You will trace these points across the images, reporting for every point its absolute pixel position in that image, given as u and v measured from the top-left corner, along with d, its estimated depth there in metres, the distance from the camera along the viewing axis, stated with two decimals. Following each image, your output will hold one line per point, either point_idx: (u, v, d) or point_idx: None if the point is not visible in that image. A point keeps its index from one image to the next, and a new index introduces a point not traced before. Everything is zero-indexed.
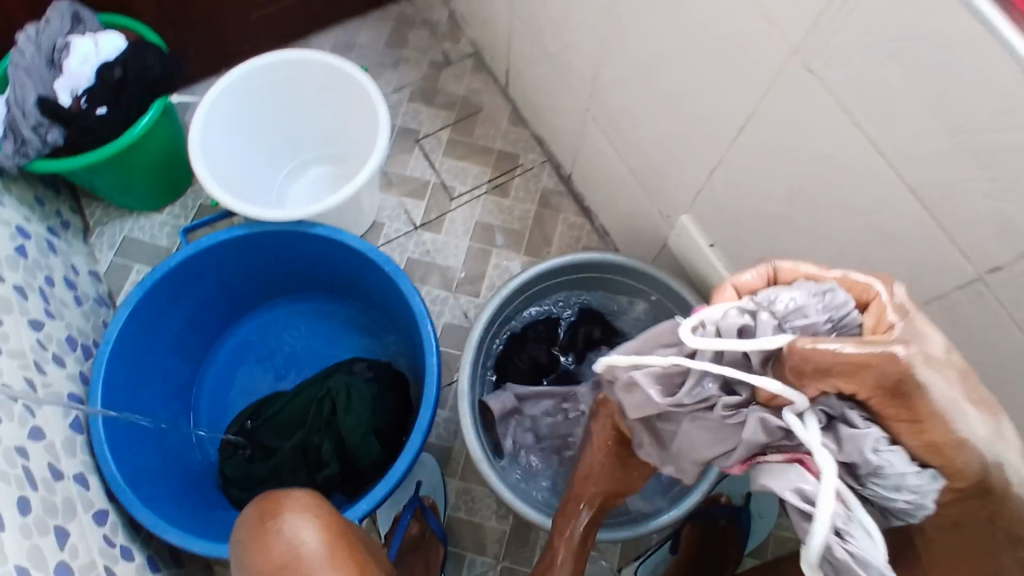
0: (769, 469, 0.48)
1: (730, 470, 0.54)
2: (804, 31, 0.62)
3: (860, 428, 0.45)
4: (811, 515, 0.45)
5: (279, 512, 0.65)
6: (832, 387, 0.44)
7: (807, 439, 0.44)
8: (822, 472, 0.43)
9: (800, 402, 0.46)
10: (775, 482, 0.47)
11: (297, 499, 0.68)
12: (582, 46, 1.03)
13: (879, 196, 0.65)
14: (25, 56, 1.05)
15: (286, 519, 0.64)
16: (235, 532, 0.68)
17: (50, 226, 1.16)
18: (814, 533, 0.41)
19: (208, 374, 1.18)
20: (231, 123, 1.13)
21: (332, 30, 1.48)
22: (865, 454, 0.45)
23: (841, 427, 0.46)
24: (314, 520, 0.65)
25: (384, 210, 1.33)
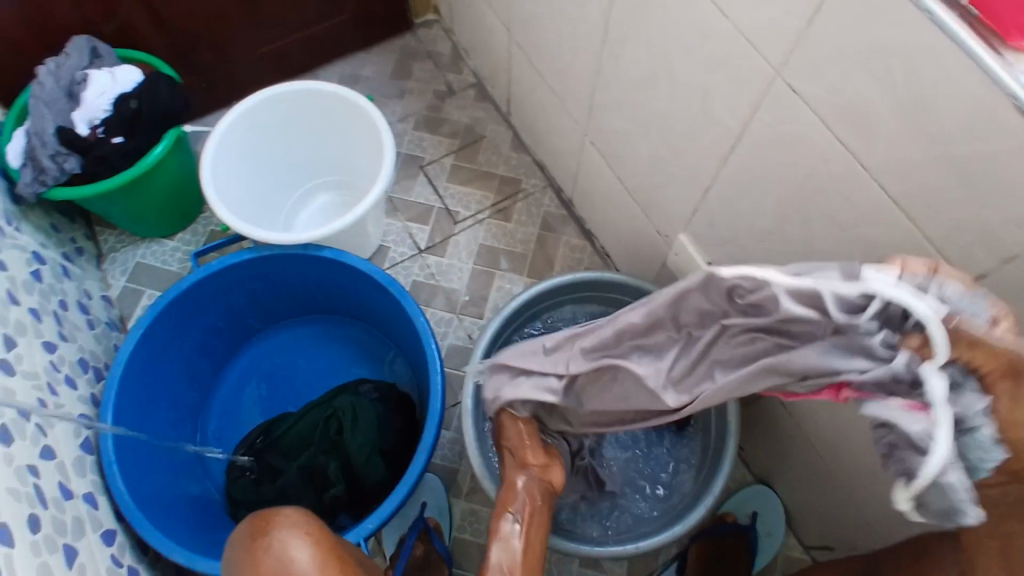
0: (872, 403, 0.48)
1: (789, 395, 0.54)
2: (786, 52, 0.65)
3: (975, 403, 0.44)
4: (919, 450, 0.45)
5: (268, 530, 0.66)
6: (966, 356, 0.44)
7: (933, 393, 0.44)
8: (936, 422, 0.44)
9: (934, 365, 0.44)
10: (875, 408, 0.47)
11: (287, 516, 0.68)
12: (579, 72, 1.07)
13: (865, 209, 0.67)
14: (45, 88, 1.09)
15: (275, 536, 0.65)
16: (232, 547, 0.69)
17: (65, 252, 1.20)
18: (928, 464, 0.44)
19: (217, 397, 1.20)
20: (242, 153, 1.17)
21: (339, 62, 1.53)
22: (968, 414, 0.45)
23: (961, 392, 0.45)
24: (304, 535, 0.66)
25: (389, 235, 1.36)
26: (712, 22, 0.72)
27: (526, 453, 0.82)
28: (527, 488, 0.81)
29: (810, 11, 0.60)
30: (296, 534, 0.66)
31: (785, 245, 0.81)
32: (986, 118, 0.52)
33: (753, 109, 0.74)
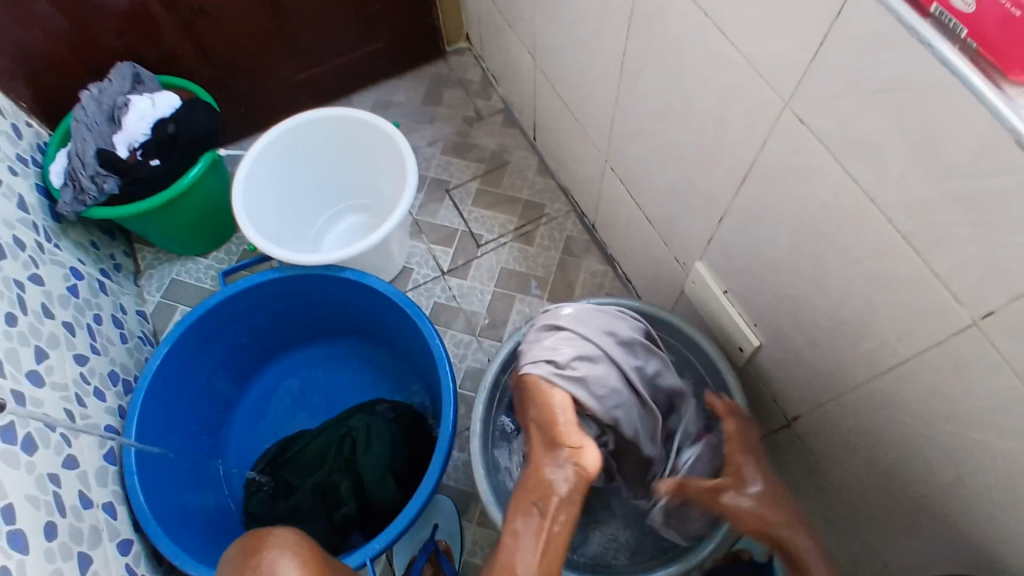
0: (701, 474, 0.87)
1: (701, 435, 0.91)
2: (794, 84, 0.65)
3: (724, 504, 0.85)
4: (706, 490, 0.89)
5: (260, 549, 0.67)
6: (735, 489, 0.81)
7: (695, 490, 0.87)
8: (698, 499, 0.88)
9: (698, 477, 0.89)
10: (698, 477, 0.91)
11: (280, 537, 0.69)
12: (599, 101, 1.08)
13: (874, 243, 0.65)
14: (88, 113, 1.16)
15: (267, 555, 0.67)
16: (226, 561, 0.71)
17: (102, 269, 1.27)
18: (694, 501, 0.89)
19: (241, 411, 1.23)
20: (273, 176, 1.21)
21: (373, 89, 1.58)
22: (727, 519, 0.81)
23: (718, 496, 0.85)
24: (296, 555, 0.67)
25: (413, 257, 1.39)
26: (722, 53, 0.73)
27: (554, 423, 0.77)
28: (558, 472, 0.72)
29: (815, 43, 0.60)
30: (289, 556, 0.67)
31: (799, 277, 0.79)
32: (989, 151, 0.50)
33: (764, 140, 0.73)
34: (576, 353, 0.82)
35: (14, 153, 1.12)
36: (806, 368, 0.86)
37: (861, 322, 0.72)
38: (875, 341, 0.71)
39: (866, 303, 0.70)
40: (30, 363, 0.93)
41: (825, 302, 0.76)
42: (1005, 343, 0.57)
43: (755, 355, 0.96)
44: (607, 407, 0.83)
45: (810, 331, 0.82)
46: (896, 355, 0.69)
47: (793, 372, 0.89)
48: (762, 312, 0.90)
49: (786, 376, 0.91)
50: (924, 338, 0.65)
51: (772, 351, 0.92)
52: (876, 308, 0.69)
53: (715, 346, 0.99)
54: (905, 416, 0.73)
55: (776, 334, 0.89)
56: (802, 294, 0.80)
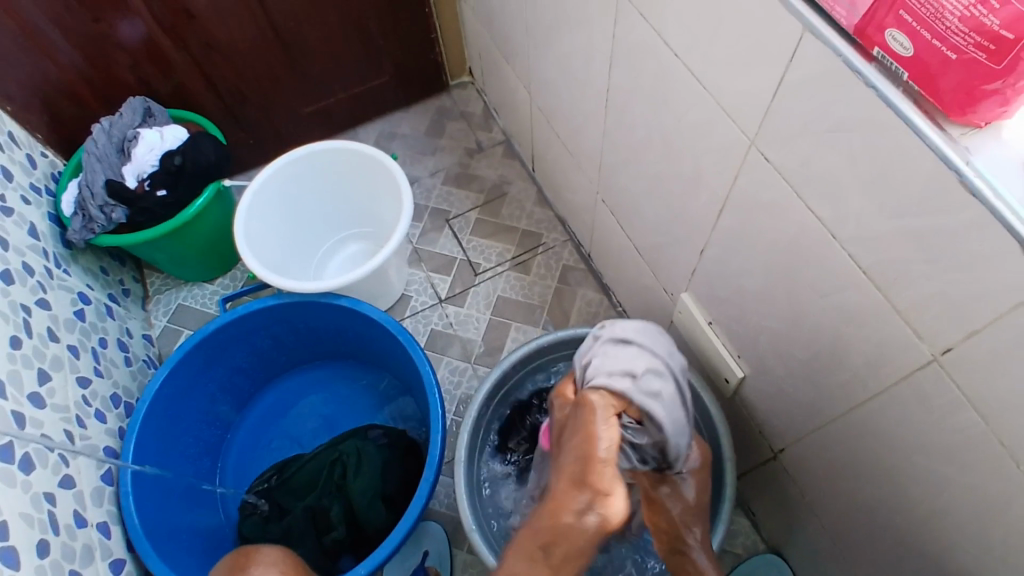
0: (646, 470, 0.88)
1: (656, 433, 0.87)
2: (758, 122, 0.67)
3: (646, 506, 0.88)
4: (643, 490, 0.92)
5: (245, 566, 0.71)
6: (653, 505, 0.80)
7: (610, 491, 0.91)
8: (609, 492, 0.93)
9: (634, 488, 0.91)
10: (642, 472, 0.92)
11: (264, 556, 0.72)
12: (589, 134, 1.11)
13: (840, 277, 0.66)
14: (98, 145, 1.22)
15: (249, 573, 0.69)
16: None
17: (111, 293, 1.31)
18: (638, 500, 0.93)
19: (240, 434, 1.26)
20: (276, 205, 1.26)
21: (378, 120, 1.63)
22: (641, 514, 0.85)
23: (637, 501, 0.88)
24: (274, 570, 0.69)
25: (412, 284, 1.41)
26: (693, 91, 0.75)
27: (592, 456, 0.64)
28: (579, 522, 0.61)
29: (775, 83, 0.62)
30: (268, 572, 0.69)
31: (776, 309, 0.80)
32: (937, 192, 0.52)
33: (735, 175, 0.75)
34: (648, 367, 0.73)
35: (28, 182, 1.17)
36: (787, 399, 0.86)
37: (833, 354, 0.73)
38: (846, 372, 0.72)
39: (837, 336, 0.71)
40: (33, 385, 0.97)
41: (801, 333, 0.77)
42: (965, 379, 0.58)
43: (740, 386, 0.96)
44: (675, 435, 0.73)
45: (788, 362, 0.82)
46: (870, 386, 0.69)
47: (775, 403, 0.89)
48: (745, 343, 0.91)
49: (769, 407, 0.91)
50: (891, 371, 0.65)
51: (755, 382, 0.92)
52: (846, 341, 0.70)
53: (701, 376, 0.99)
54: (879, 449, 0.73)
55: (758, 365, 0.90)
56: (778, 325, 0.81)
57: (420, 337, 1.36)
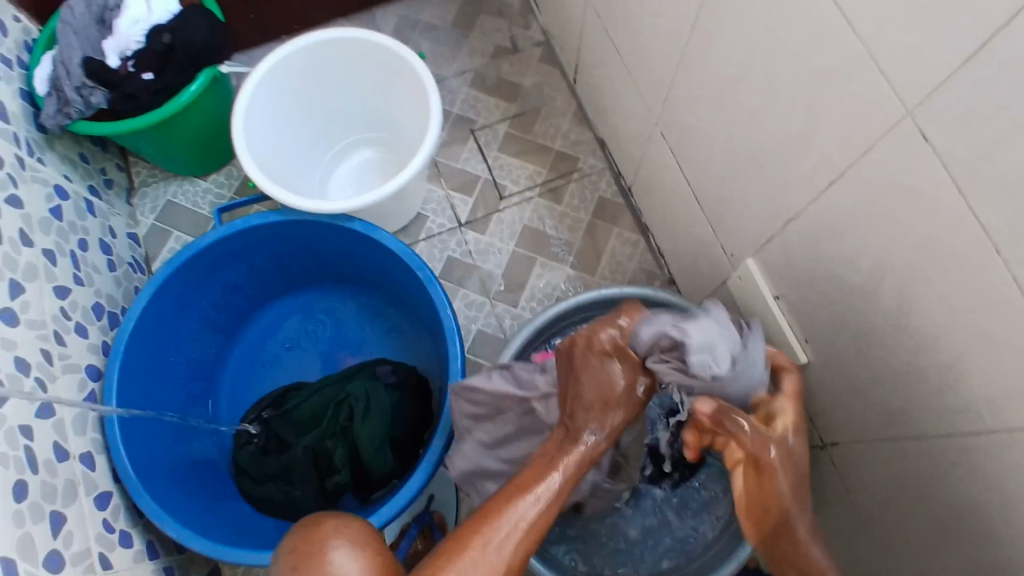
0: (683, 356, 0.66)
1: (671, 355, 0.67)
2: (927, 91, 0.53)
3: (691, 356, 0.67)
4: None
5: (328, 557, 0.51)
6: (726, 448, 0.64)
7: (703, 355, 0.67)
8: None
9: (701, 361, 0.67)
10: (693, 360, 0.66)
11: (352, 541, 0.52)
12: (659, 55, 0.93)
13: (987, 298, 0.56)
14: (76, 14, 1.04)
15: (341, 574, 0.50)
16: (279, 549, 0.54)
17: (92, 186, 1.16)
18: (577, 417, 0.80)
19: (233, 355, 1.16)
20: (282, 100, 1.08)
21: (397, 3, 1.40)
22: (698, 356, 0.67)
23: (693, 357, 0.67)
24: (350, 533, 0.53)
25: (429, 203, 1.27)
26: (831, 32, 0.59)
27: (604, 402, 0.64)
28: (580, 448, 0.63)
29: (973, 45, 0.48)
30: (347, 542, 0.52)
31: (874, 307, 0.69)
32: None
33: (867, 147, 0.61)
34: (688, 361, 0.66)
35: None
36: (862, 400, 0.77)
37: (946, 372, 0.63)
38: (957, 398, 0.63)
39: (954, 358, 0.61)
40: (3, 298, 0.84)
41: (907, 339, 0.66)
42: None
43: (798, 369, 0.87)
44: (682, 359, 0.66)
45: (876, 366, 0.72)
46: (980, 424, 0.62)
47: (843, 399, 0.80)
48: (818, 330, 0.80)
49: (832, 399, 0.82)
50: None
51: (819, 372, 0.83)
52: (966, 362, 0.61)
53: (757, 356, 0.89)
54: (974, 479, 0.65)
55: (831, 356, 0.79)
56: (873, 323, 0.70)
57: (436, 264, 1.23)
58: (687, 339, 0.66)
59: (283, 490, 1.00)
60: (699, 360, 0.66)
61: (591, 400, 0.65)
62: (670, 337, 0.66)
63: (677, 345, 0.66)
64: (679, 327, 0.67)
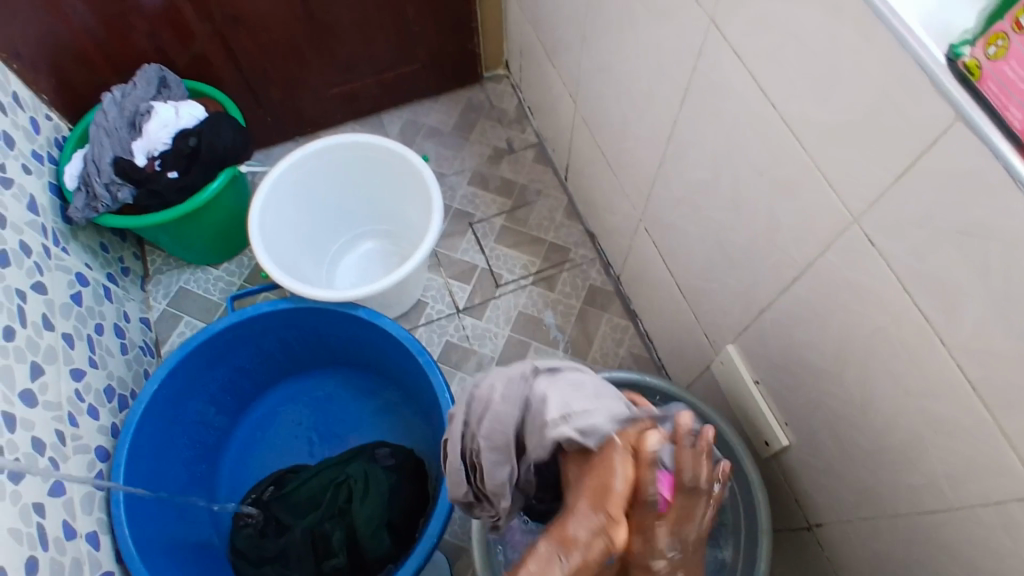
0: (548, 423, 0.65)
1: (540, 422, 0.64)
2: (868, 201, 0.61)
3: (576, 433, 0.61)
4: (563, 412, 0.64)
5: None
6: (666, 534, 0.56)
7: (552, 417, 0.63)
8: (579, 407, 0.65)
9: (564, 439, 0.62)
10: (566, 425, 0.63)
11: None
12: (640, 161, 1.03)
13: (935, 383, 0.62)
14: (109, 118, 1.14)
15: None
16: None
17: (110, 273, 1.23)
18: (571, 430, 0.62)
19: (237, 438, 1.20)
20: (296, 196, 1.17)
21: (402, 108, 1.53)
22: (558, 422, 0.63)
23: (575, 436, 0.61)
24: None
25: (429, 290, 1.34)
26: (785, 149, 0.68)
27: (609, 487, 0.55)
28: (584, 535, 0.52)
29: (899, 167, 0.56)
30: None
31: (843, 391, 0.74)
32: None
33: (823, 248, 0.68)
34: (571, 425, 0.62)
35: (30, 150, 1.10)
36: (838, 479, 0.81)
37: (912, 453, 0.68)
38: (924, 476, 0.68)
39: (916, 438, 0.67)
40: (25, 381, 0.88)
41: (874, 421, 0.71)
42: None
43: (781, 451, 0.91)
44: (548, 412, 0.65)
45: (849, 447, 0.77)
46: (946, 501, 0.66)
47: (822, 480, 0.85)
48: (795, 412, 0.85)
49: (814, 480, 0.86)
50: (985, 491, 0.61)
51: (800, 454, 0.87)
52: (927, 442, 0.66)
53: (741, 439, 0.93)
54: (949, 556, 0.69)
55: (809, 439, 0.84)
56: (844, 409, 0.75)
57: (434, 348, 1.29)
58: (496, 401, 0.67)
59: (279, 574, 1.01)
60: (500, 412, 0.67)
61: (584, 489, 0.57)
62: (482, 398, 0.69)
63: (482, 405, 0.69)
64: (496, 383, 0.69)
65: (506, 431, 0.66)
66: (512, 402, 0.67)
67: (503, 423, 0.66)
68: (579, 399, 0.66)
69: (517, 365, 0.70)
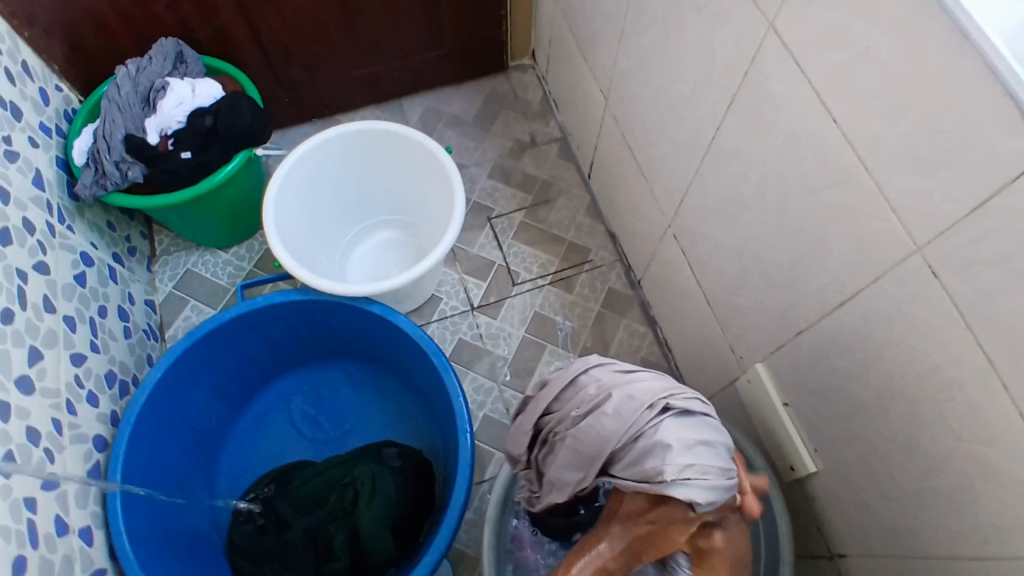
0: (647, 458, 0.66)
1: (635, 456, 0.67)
2: (935, 232, 0.56)
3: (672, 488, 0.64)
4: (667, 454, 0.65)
5: None
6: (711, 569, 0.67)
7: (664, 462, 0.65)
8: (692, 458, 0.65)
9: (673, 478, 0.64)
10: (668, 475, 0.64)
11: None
12: (674, 167, 0.99)
13: (992, 429, 0.58)
14: (122, 92, 1.10)
15: None
16: None
17: (116, 253, 1.20)
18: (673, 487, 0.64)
19: (239, 428, 1.17)
20: (312, 182, 1.13)
21: (424, 94, 1.48)
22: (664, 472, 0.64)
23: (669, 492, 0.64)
24: None
25: (443, 285, 1.30)
26: (845, 168, 0.64)
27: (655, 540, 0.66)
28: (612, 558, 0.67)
29: (976, 199, 0.52)
30: None
31: (884, 425, 0.71)
32: None
33: (877, 276, 0.64)
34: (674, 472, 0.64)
35: (38, 122, 1.05)
36: (869, 514, 0.78)
37: (957, 497, 0.64)
38: (967, 521, 0.65)
39: (963, 482, 0.63)
40: (22, 367, 0.85)
41: (917, 459, 0.68)
42: None
43: (806, 478, 0.87)
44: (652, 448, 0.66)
45: (885, 482, 0.74)
46: (988, 549, 0.63)
47: (850, 512, 0.81)
48: (827, 440, 0.81)
49: (842, 510, 0.83)
50: None
51: (828, 483, 0.84)
52: (975, 487, 0.62)
53: (765, 463, 0.90)
54: None
55: (840, 469, 0.81)
56: (884, 443, 0.72)
57: (447, 346, 1.25)
58: (605, 412, 0.69)
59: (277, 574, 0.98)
60: (603, 424, 0.69)
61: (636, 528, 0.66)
62: (592, 400, 0.72)
63: (590, 407, 0.72)
64: (615, 396, 0.70)
65: (597, 443, 0.69)
66: (620, 421, 0.68)
67: (601, 434, 0.69)
68: (699, 462, 0.65)
69: (646, 392, 0.70)
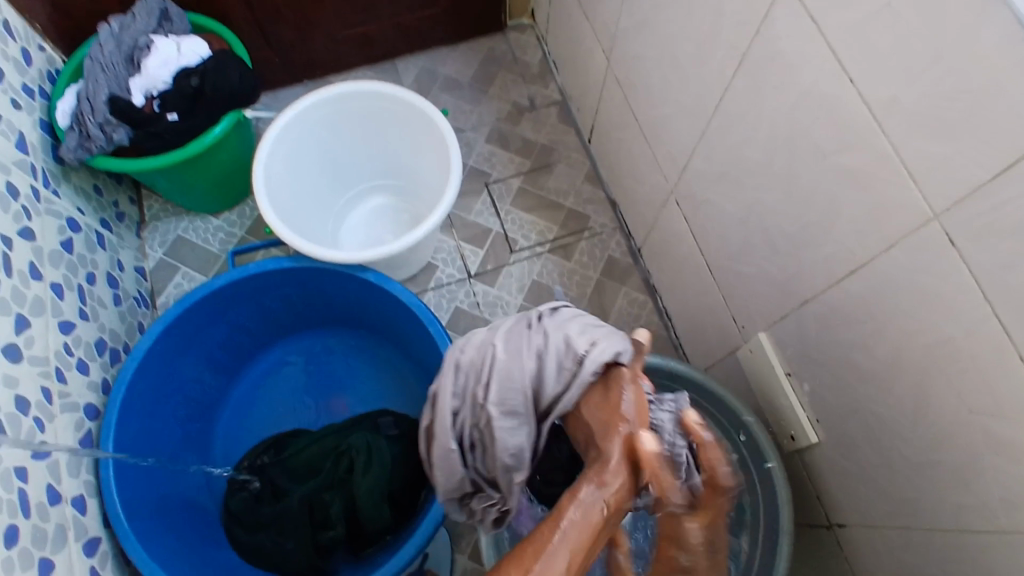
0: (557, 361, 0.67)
1: (547, 375, 0.67)
2: (955, 199, 0.54)
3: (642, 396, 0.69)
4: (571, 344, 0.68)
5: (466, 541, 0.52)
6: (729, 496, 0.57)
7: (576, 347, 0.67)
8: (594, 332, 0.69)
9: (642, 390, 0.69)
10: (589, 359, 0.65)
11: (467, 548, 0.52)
12: (678, 131, 0.95)
13: (1005, 402, 0.56)
14: (105, 51, 1.05)
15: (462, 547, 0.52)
16: None
17: (104, 218, 1.16)
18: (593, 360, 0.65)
19: (233, 398, 1.15)
20: (303, 146, 1.09)
21: (419, 55, 1.43)
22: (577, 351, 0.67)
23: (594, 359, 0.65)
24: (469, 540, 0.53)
25: (439, 252, 1.28)
26: (861, 132, 0.61)
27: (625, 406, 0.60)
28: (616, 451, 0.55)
29: (1002, 163, 0.49)
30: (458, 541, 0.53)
31: (890, 396, 0.70)
32: None
33: (890, 245, 0.62)
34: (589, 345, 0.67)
35: (20, 82, 1.01)
36: (872, 484, 0.77)
37: (964, 470, 0.63)
38: (974, 494, 0.64)
39: (972, 455, 0.62)
40: (9, 334, 0.83)
41: (925, 431, 0.66)
42: None
43: (807, 448, 0.86)
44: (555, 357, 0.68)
45: (889, 453, 0.73)
46: (994, 522, 0.62)
47: (852, 482, 0.80)
48: (830, 411, 0.80)
49: (843, 480, 0.82)
50: None
51: (829, 453, 0.83)
52: (984, 460, 0.61)
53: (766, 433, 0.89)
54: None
55: (843, 440, 0.79)
56: (890, 415, 0.70)
57: (443, 314, 1.23)
58: (499, 357, 0.69)
59: (274, 541, 0.97)
60: (510, 368, 0.68)
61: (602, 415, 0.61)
62: (477, 363, 0.71)
63: (479, 373, 0.70)
64: (498, 338, 0.71)
65: (518, 388, 0.68)
66: (516, 354, 0.69)
67: (513, 380, 0.68)
68: (591, 328, 0.70)
69: (512, 322, 0.74)
